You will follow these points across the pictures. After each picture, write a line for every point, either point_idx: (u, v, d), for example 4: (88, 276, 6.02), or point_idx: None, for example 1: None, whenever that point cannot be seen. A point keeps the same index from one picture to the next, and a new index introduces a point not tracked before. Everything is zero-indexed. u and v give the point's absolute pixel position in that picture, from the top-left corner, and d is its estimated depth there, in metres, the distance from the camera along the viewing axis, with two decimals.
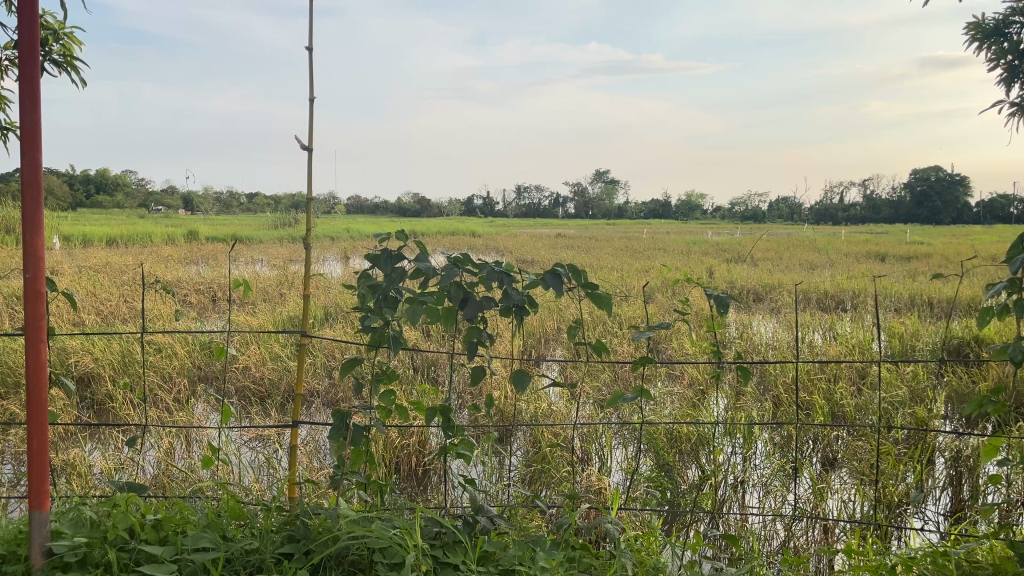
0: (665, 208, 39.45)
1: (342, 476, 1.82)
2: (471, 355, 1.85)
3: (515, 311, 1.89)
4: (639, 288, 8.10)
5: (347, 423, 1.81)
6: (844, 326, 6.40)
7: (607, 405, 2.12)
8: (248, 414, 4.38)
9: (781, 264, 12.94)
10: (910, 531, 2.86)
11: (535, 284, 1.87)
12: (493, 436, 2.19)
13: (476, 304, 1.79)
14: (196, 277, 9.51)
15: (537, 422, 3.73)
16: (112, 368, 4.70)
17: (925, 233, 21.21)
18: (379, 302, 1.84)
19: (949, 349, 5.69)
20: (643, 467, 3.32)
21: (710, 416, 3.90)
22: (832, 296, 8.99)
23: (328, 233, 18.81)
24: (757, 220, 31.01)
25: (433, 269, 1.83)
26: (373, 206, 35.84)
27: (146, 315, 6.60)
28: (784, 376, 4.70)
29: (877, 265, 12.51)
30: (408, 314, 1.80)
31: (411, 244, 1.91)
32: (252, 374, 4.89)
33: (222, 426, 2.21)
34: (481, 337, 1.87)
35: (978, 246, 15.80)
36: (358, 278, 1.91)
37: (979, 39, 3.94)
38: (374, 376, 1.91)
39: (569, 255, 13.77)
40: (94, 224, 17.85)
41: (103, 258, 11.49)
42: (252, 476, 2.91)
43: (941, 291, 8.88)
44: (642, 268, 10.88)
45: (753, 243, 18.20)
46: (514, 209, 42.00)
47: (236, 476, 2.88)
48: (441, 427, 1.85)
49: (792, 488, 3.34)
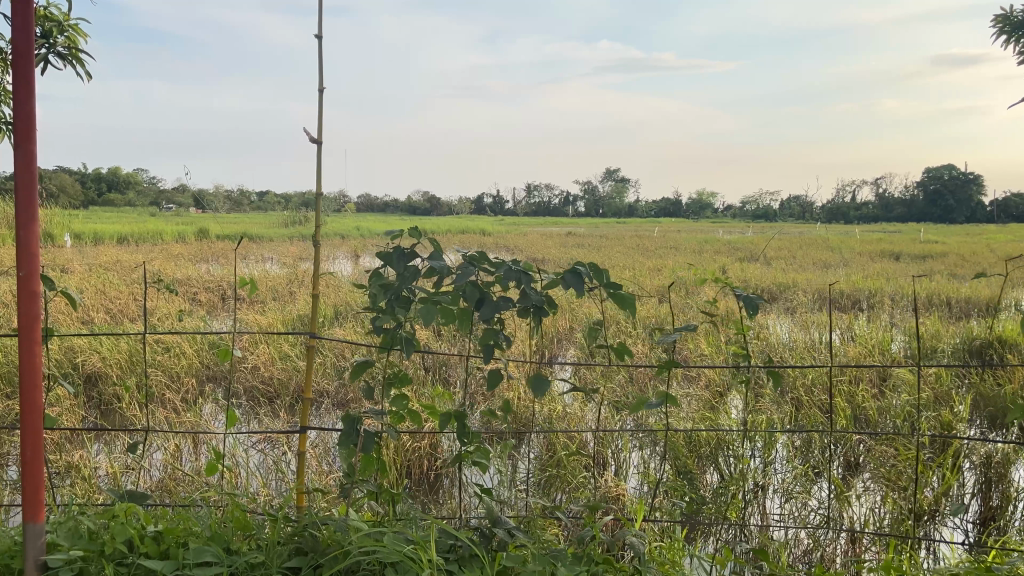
0: (675, 207, 39.34)
1: (352, 485, 1.72)
2: (487, 359, 1.76)
3: (534, 313, 1.80)
4: (652, 288, 7.99)
5: (358, 429, 1.73)
6: (862, 327, 6.28)
7: (629, 412, 2.04)
8: (257, 414, 4.31)
9: (794, 263, 12.81)
10: (943, 544, 2.76)
11: (554, 284, 1.78)
12: (510, 445, 2.11)
13: (492, 305, 1.71)
14: (204, 275, 9.46)
15: (551, 425, 3.64)
16: (119, 367, 4.64)
17: (939, 232, 21.02)
18: (391, 302, 1.75)
19: (971, 351, 5.57)
20: (662, 475, 3.24)
21: (727, 420, 3.81)
22: (848, 295, 8.87)
23: (337, 232, 18.73)
24: (767, 218, 30.81)
25: (447, 268, 1.74)
26: (383, 205, 35.87)
27: (155, 314, 6.56)
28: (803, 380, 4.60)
29: (893, 265, 12.35)
30: (421, 315, 1.70)
31: (425, 242, 1.81)
32: (261, 373, 4.83)
33: (227, 431, 2.14)
34: (497, 339, 1.78)
35: (992, 245, 15.61)
36: (369, 277, 1.82)
37: (1007, 32, 3.78)
38: (384, 379, 1.82)
39: (579, 253, 13.68)
40: (104, 222, 17.84)
41: (113, 255, 11.45)
42: (259, 480, 2.85)
43: (958, 291, 8.75)
44: (654, 267, 10.77)
45: (764, 241, 18.05)
46: (524, 208, 41.89)
47: (241, 480, 2.81)
48: (455, 434, 1.76)
49: (816, 496, 3.24)
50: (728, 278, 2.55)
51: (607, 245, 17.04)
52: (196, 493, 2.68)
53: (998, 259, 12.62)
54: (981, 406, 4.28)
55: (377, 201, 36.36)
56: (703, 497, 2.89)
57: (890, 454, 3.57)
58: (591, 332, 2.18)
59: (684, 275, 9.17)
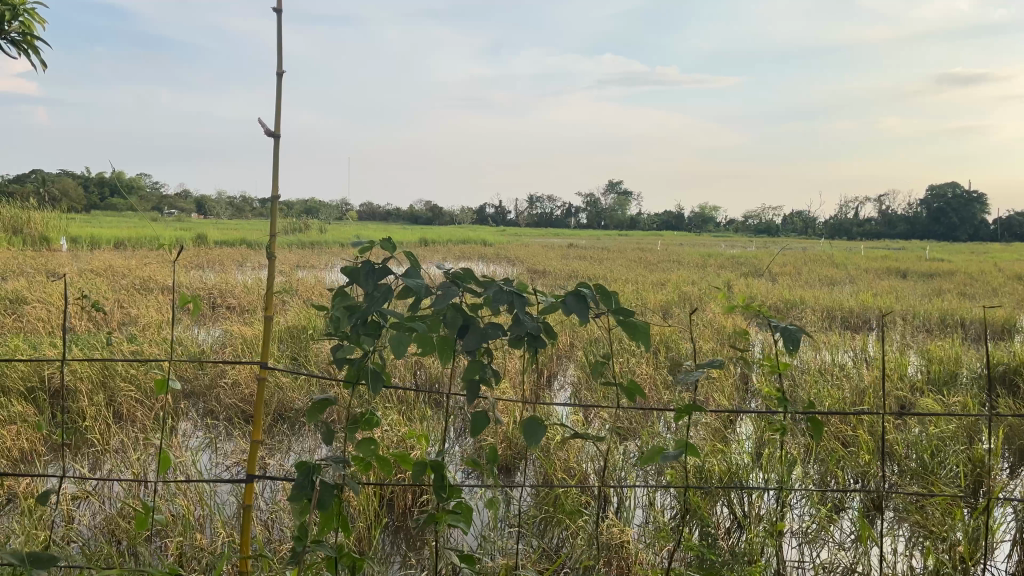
0: (677, 220, 39.43)
1: (305, 549, 1.46)
2: (471, 398, 1.47)
3: (529, 342, 1.52)
4: (656, 304, 7.73)
5: (314, 480, 1.44)
6: (877, 348, 6.00)
7: (642, 462, 1.78)
8: (231, 435, 4.08)
9: (800, 279, 12.62)
10: None
11: (553, 308, 1.49)
12: (500, 501, 1.89)
13: (478, 333, 1.42)
14: (198, 282, 9.27)
15: (549, 452, 3.36)
16: (89, 381, 4.39)
17: (943, 250, 20.81)
18: (356, 327, 1.46)
19: (994, 378, 5.29)
20: (672, 520, 2.99)
21: (739, 451, 3.52)
22: (856, 313, 8.62)
23: (337, 240, 18.58)
24: (770, 233, 30.62)
25: (425, 287, 1.45)
26: (384, 215, 36.30)
27: (138, 326, 6.29)
28: (826, 420, 4.24)
29: (901, 283, 12.09)
30: (391, 346, 1.41)
31: (400, 255, 1.53)
32: (240, 391, 4.54)
33: (160, 477, 1.90)
34: (485, 374, 1.49)
35: (1000, 264, 15.39)
36: (332, 298, 1.52)
37: None
38: (346, 421, 1.54)
39: (581, 265, 13.54)
40: (104, 226, 17.76)
41: (107, 261, 11.28)
42: (214, 536, 2.62)
43: (969, 310, 8.51)
44: (659, 281, 10.57)
45: (768, 256, 17.90)
46: (525, 219, 41.90)
47: (190, 539, 2.57)
48: (433, 488, 1.48)
49: (836, 541, 3.05)
50: (762, 306, 2.22)
51: (610, 258, 16.85)
52: (141, 549, 2.45)
53: (1006, 279, 12.32)
54: (1010, 441, 4.02)
55: (379, 210, 36.45)
56: (724, 557, 2.64)
57: (918, 497, 3.33)
58: (598, 366, 1.91)
59: (689, 291, 8.92)
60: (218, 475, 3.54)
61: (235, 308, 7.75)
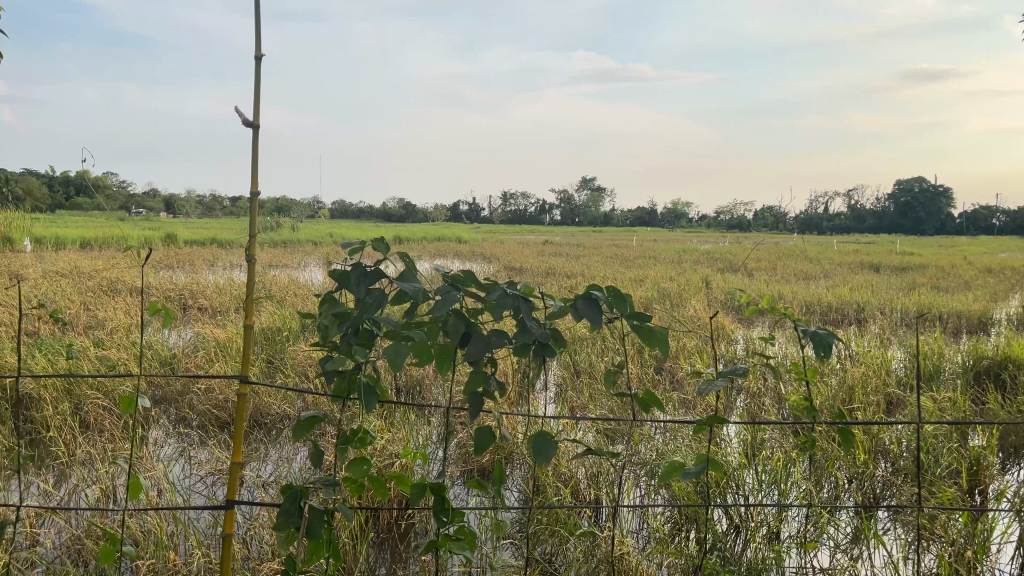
0: (650, 215, 39.65)
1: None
2: (475, 413, 1.37)
3: (536, 349, 1.41)
4: (637, 301, 7.66)
5: (303, 505, 1.32)
6: (862, 341, 5.97)
7: (660, 478, 1.81)
8: (206, 443, 3.92)
9: (776, 273, 12.68)
10: None
11: (563, 313, 1.38)
12: (505, 524, 1.89)
13: (483, 342, 1.30)
14: (167, 282, 9.04)
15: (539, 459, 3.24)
16: (53, 390, 4.20)
17: (912, 243, 21.02)
18: (347, 337, 1.34)
19: (978, 372, 5.27)
20: (669, 527, 2.90)
21: (733, 452, 3.43)
22: (835, 307, 8.62)
23: (310, 238, 18.31)
24: (742, 228, 30.78)
25: (423, 292, 1.32)
26: (357, 211, 36.15)
27: (107, 328, 6.07)
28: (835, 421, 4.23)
29: (875, 277, 12.18)
30: (386, 357, 1.29)
31: (393, 256, 1.40)
32: (214, 397, 4.36)
33: (128, 502, 1.79)
34: (489, 386, 1.38)
35: (970, 257, 15.58)
36: (320, 304, 1.39)
37: None
38: (337, 439, 1.43)
39: (557, 261, 13.49)
40: (70, 226, 17.35)
41: (73, 262, 11.00)
42: (190, 556, 2.47)
43: (946, 303, 8.55)
44: (637, 277, 10.54)
45: (743, 252, 17.99)
46: (499, 216, 41.87)
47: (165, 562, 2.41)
48: (433, 512, 1.38)
49: (835, 542, 2.97)
50: (787, 308, 2.18)
51: (586, 255, 16.78)
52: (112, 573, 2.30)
53: (978, 272, 12.44)
54: (1002, 438, 3.99)
55: (352, 208, 36.25)
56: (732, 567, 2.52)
57: (915, 497, 3.25)
58: (609, 377, 1.89)
59: (669, 286, 8.87)
60: (194, 486, 3.38)
61: (208, 309, 7.55)
